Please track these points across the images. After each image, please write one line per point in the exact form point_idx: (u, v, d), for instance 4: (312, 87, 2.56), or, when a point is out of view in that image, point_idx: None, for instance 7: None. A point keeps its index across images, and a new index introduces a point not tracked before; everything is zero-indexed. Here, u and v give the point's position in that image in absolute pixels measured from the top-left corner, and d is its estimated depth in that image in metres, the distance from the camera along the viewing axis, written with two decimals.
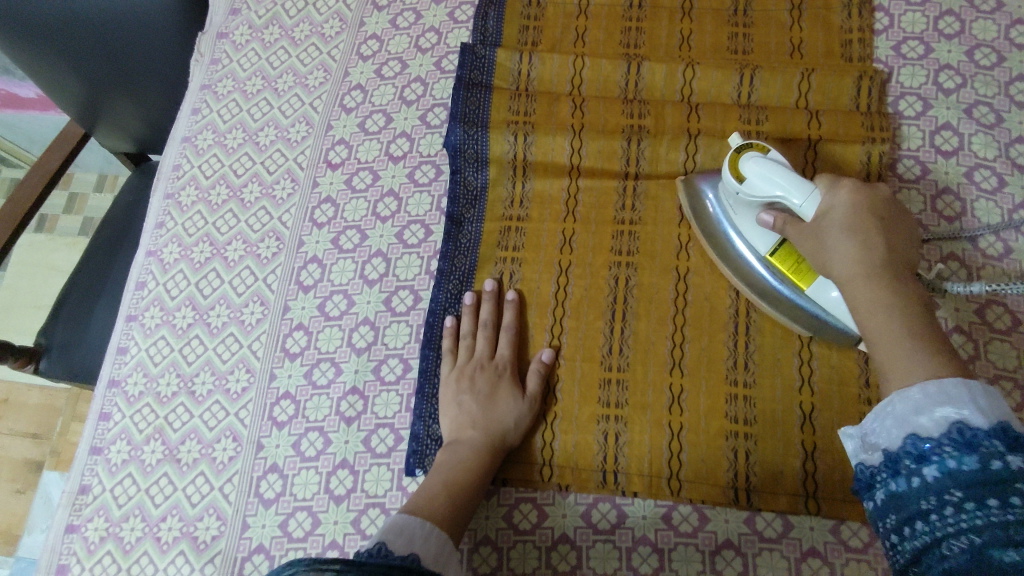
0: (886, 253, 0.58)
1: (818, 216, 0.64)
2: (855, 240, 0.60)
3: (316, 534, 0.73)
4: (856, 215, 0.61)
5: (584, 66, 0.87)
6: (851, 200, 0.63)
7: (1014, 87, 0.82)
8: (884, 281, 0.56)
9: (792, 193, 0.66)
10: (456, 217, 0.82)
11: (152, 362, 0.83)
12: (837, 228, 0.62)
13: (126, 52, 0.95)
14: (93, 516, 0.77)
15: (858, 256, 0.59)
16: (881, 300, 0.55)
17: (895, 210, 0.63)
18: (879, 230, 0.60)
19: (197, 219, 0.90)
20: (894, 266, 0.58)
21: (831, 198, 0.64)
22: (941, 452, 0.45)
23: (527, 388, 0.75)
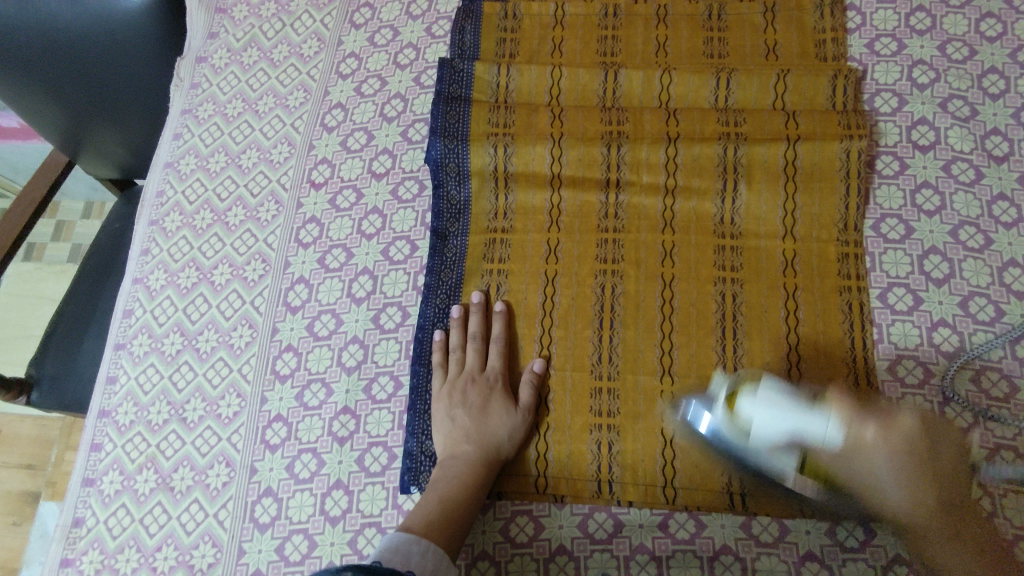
0: (935, 487, 0.59)
1: (852, 455, 0.60)
2: (913, 490, 0.59)
3: (313, 556, 0.72)
4: (901, 457, 0.59)
5: (562, 76, 0.87)
6: (883, 433, 0.60)
7: (986, 79, 0.83)
8: (945, 526, 0.59)
9: (801, 421, 0.61)
10: (441, 231, 0.83)
11: (142, 390, 0.83)
12: (885, 467, 0.59)
13: (108, 75, 0.94)
14: (88, 548, 0.77)
15: (917, 507, 0.59)
16: (955, 552, 0.58)
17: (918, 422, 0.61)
18: (922, 465, 0.59)
19: (182, 244, 0.90)
20: (948, 504, 0.59)
21: (860, 440, 0.60)
22: None
23: (519, 401, 0.75)
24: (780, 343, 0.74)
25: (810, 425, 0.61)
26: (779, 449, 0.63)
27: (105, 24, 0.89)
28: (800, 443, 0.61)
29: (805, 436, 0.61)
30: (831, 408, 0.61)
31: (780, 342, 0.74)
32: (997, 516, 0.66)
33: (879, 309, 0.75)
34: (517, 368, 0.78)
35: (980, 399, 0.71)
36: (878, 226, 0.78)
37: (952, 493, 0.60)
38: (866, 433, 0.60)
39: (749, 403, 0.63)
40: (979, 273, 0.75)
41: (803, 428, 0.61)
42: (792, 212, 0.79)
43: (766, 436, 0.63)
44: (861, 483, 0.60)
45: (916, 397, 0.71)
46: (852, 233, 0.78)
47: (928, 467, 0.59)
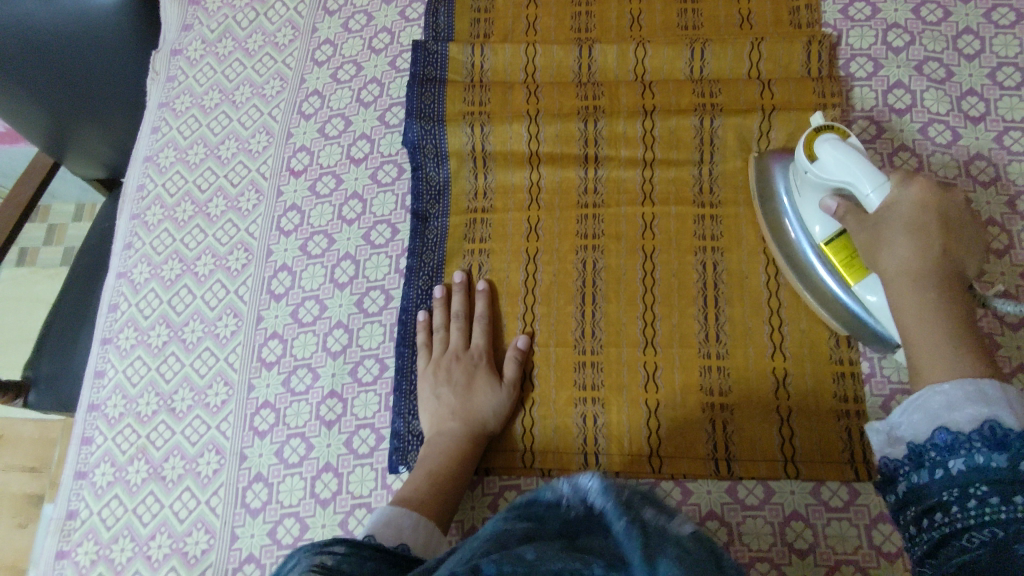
0: (948, 276, 0.59)
1: (883, 207, 0.62)
2: (923, 251, 0.60)
3: (306, 539, 0.73)
4: (927, 220, 0.60)
5: (536, 53, 0.87)
6: (921, 194, 0.61)
7: (961, 40, 0.83)
8: (934, 293, 0.58)
9: (858, 178, 0.64)
10: (421, 213, 0.83)
11: (130, 383, 0.83)
12: (906, 226, 0.61)
13: (94, 74, 0.96)
14: (83, 540, 0.77)
15: (917, 261, 0.59)
16: (930, 310, 0.57)
17: (961, 211, 0.62)
18: (946, 243, 0.60)
19: (165, 236, 0.90)
20: (952, 281, 0.59)
21: (901, 193, 0.62)
22: (970, 446, 0.49)
23: (505, 376, 0.75)
24: (762, 309, 0.75)
25: (854, 185, 0.64)
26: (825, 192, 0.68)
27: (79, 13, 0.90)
28: (839, 194, 0.66)
29: (848, 191, 0.65)
30: (890, 175, 0.63)
31: (762, 308, 0.75)
32: None
33: None
34: (500, 346, 0.78)
35: None
36: None
37: (957, 278, 0.59)
38: (905, 182, 0.62)
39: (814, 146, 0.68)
40: None
41: (849, 185, 0.65)
42: None
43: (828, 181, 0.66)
44: (878, 244, 0.62)
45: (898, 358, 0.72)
46: None
47: (945, 233, 0.60)
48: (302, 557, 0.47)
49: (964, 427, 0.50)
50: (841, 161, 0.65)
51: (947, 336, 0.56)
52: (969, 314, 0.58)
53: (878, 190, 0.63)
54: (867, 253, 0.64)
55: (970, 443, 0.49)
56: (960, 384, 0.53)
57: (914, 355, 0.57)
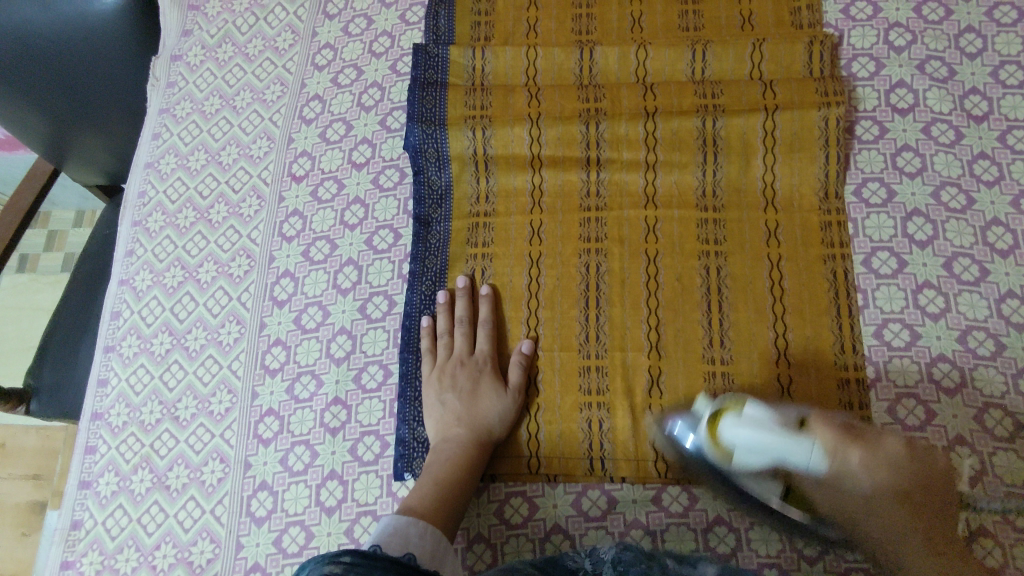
0: (921, 523, 0.57)
1: (830, 483, 0.58)
2: (897, 518, 0.57)
3: (311, 547, 0.73)
4: (885, 489, 0.56)
5: (537, 56, 0.87)
6: (868, 464, 0.56)
7: (963, 39, 0.83)
8: (928, 560, 0.57)
9: (790, 455, 0.58)
10: (423, 218, 0.83)
11: (134, 391, 0.83)
12: (866, 501, 0.57)
13: (94, 89, 0.96)
14: (87, 550, 0.77)
15: (891, 530, 0.58)
16: None
17: (904, 450, 0.57)
18: (909, 498, 0.57)
19: (167, 243, 0.90)
20: (927, 523, 0.57)
21: (843, 469, 0.56)
22: None
23: (509, 382, 0.75)
24: (766, 313, 0.74)
25: (789, 458, 0.58)
26: (755, 467, 0.62)
27: (81, 28, 0.89)
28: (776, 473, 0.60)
29: (781, 464, 0.59)
30: (815, 434, 0.57)
31: (767, 312, 0.74)
32: (985, 474, 0.67)
33: (864, 274, 0.75)
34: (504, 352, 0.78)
35: (967, 358, 0.71)
36: (860, 190, 0.78)
37: (928, 512, 0.57)
38: (849, 458, 0.56)
39: (731, 427, 0.63)
40: (962, 234, 0.75)
41: (782, 459, 0.59)
42: (771, 183, 0.79)
43: (756, 459, 0.61)
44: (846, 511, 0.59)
45: (904, 359, 0.71)
46: (833, 202, 0.78)
47: (905, 485, 0.56)
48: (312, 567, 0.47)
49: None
50: (766, 440, 0.60)
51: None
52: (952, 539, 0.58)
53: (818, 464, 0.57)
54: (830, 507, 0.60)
55: None
56: None
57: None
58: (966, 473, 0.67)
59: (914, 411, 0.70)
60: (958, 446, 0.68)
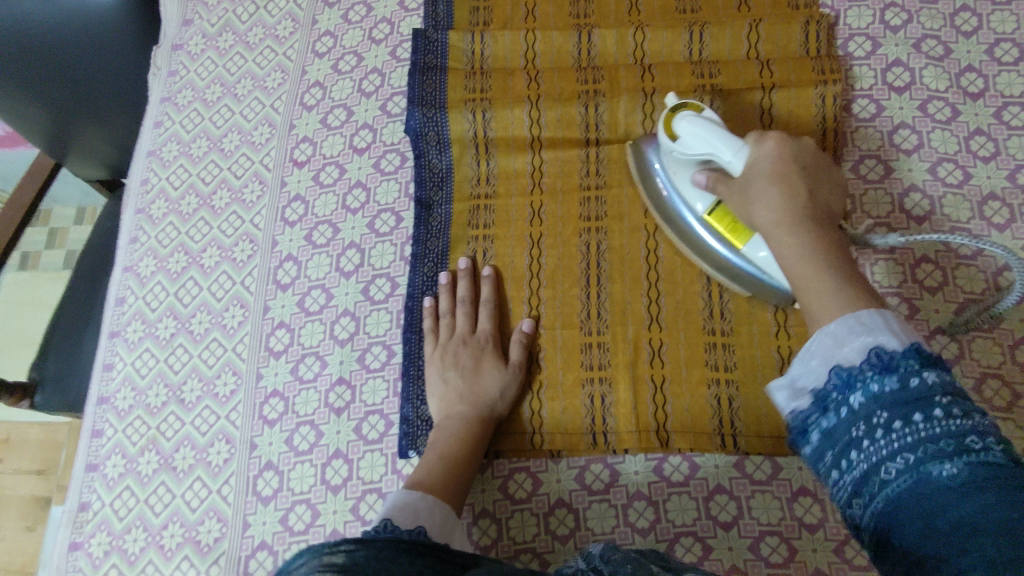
0: (810, 208, 0.61)
1: (749, 169, 0.65)
2: (789, 198, 0.61)
3: (317, 524, 0.73)
4: (784, 167, 0.62)
5: (536, 40, 0.88)
6: (777, 149, 0.64)
7: (959, 17, 0.83)
8: (809, 237, 0.58)
9: (721, 146, 0.68)
10: (425, 200, 0.83)
11: (139, 375, 0.84)
12: (769, 182, 0.63)
13: (89, 85, 0.97)
14: (96, 531, 0.78)
15: (787, 210, 0.60)
16: (811, 260, 0.56)
17: (817, 160, 0.65)
18: (806, 180, 0.62)
19: (170, 229, 0.91)
20: (815, 214, 0.60)
21: (758, 152, 0.65)
22: (863, 376, 0.46)
23: (510, 359, 0.75)
24: None
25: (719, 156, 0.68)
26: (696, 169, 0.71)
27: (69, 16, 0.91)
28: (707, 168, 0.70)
29: (716, 159, 0.69)
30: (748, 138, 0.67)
31: None
32: None
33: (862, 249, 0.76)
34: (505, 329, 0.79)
35: (966, 329, 0.72)
36: (857, 167, 0.79)
37: (823, 209, 0.61)
38: (764, 139, 0.65)
39: (679, 122, 0.71)
40: (959, 208, 0.76)
41: (714, 156, 0.69)
42: None
43: (693, 155, 0.71)
44: (751, 201, 0.64)
45: None
46: None
47: (805, 176, 0.63)
48: (308, 558, 0.44)
49: (853, 356, 0.47)
50: (708, 125, 0.69)
51: (811, 260, 0.56)
52: (843, 250, 0.57)
53: (739, 157, 0.66)
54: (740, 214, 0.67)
55: (863, 372, 0.46)
56: (842, 319, 0.50)
57: (813, 318, 0.53)
58: None
59: None
60: None
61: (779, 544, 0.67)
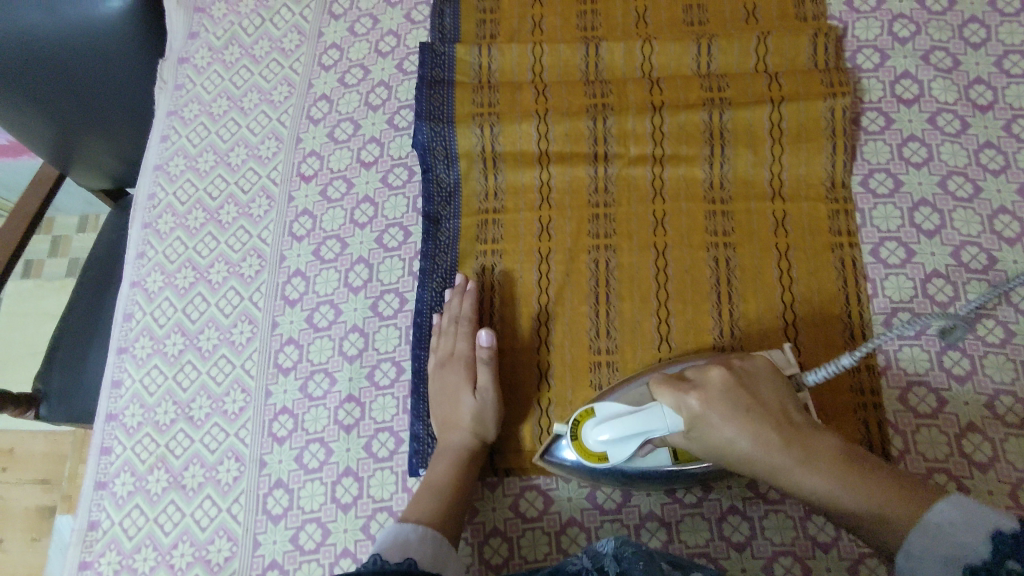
0: (783, 433, 0.58)
1: (693, 428, 0.61)
2: (759, 437, 0.58)
3: (328, 544, 0.73)
4: (725, 408, 0.59)
5: (543, 53, 0.87)
6: (705, 400, 0.59)
7: (967, 29, 0.83)
8: (818, 469, 0.56)
9: (652, 430, 0.62)
10: (433, 215, 0.83)
11: (148, 392, 0.84)
12: (735, 431, 0.58)
13: (99, 103, 0.97)
14: (105, 550, 0.78)
15: (769, 451, 0.58)
16: (828, 483, 0.56)
17: (740, 384, 0.61)
18: (753, 405, 0.59)
19: (177, 245, 0.90)
20: (789, 433, 0.58)
21: (691, 415, 0.60)
22: None
23: (478, 382, 0.73)
24: (775, 305, 0.75)
25: (654, 432, 0.62)
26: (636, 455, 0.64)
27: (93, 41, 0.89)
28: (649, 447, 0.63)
29: (652, 439, 0.62)
30: (660, 399, 0.62)
31: (775, 304, 0.75)
32: (998, 462, 0.68)
33: (872, 264, 0.75)
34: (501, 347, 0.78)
35: (977, 346, 0.71)
36: (867, 181, 0.79)
37: (784, 418, 0.59)
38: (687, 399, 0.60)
39: (589, 435, 0.65)
40: (969, 222, 0.76)
41: (648, 434, 0.62)
42: (779, 173, 0.79)
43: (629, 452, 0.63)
44: (720, 445, 0.60)
45: (914, 347, 0.72)
46: (840, 191, 0.78)
47: (750, 405, 0.59)
48: None
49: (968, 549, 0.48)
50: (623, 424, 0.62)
51: (845, 496, 0.55)
52: (839, 448, 0.57)
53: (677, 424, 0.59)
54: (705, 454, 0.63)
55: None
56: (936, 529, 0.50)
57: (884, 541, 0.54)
58: (978, 460, 0.68)
59: (926, 399, 0.70)
60: (969, 433, 0.69)
61: (793, 564, 0.67)
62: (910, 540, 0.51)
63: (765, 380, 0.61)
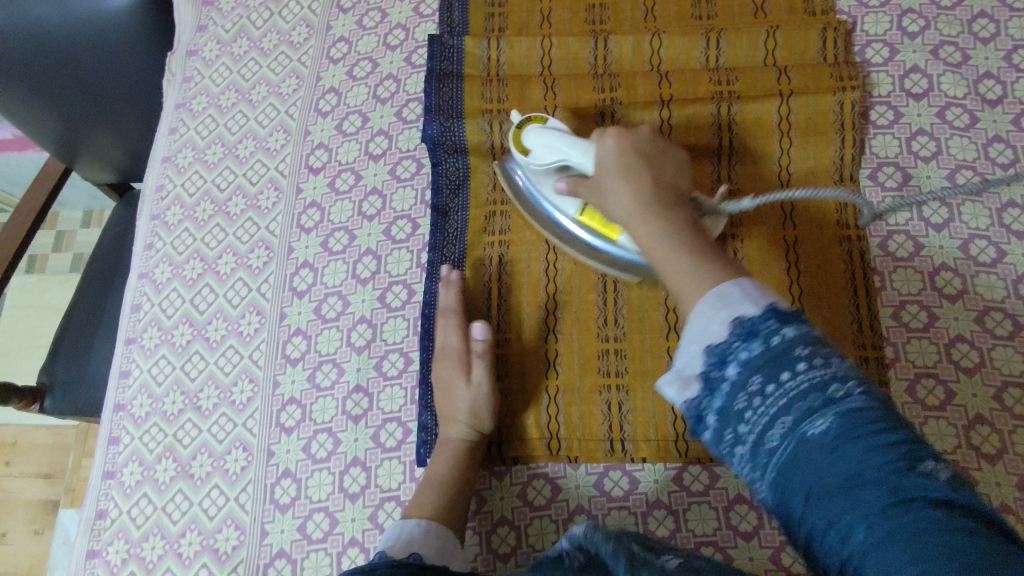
0: (657, 190, 0.58)
1: (597, 166, 0.63)
2: (634, 185, 0.58)
3: (336, 533, 0.73)
4: (623, 154, 0.61)
5: (552, 46, 0.87)
6: (616, 140, 0.62)
7: (977, 24, 0.83)
8: (658, 219, 0.55)
9: (570, 156, 0.67)
10: (441, 207, 0.83)
11: (156, 382, 0.84)
12: (617, 176, 0.60)
13: (106, 95, 0.97)
14: (113, 539, 0.78)
15: (634, 196, 0.57)
16: (660, 235, 0.54)
17: (659, 147, 0.63)
18: (646, 163, 0.61)
19: (186, 236, 0.91)
20: (663, 197, 0.57)
21: (601, 148, 0.63)
22: (732, 349, 0.43)
23: (473, 374, 0.74)
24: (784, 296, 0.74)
25: (572, 160, 0.67)
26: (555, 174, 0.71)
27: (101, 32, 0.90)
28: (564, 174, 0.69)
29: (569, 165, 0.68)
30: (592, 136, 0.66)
31: (784, 294, 0.75)
32: (1006, 453, 0.68)
33: (880, 257, 0.76)
34: (506, 339, 0.78)
35: (986, 338, 0.71)
36: (875, 174, 0.79)
37: (668, 189, 0.59)
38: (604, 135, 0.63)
39: (529, 134, 0.71)
40: (978, 216, 0.76)
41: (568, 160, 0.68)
42: (787, 166, 0.80)
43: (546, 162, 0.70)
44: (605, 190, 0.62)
45: (922, 340, 0.72)
46: (849, 184, 0.78)
47: (643, 161, 0.61)
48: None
49: (720, 329, 0.44)
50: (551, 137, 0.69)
51: (665, 243, 0.53)
52: (692, 224, 0.55)
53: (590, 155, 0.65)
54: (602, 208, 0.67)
55: (731, 345, 0.43)
56: (710, 300, 0.46)
57: (680, 300, 0.50)
58: (987, 452, 0.68)
59: (934, 390, 0.70)
60: (978, 424, 0.69)
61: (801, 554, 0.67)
62: (700, 296, 0.48)
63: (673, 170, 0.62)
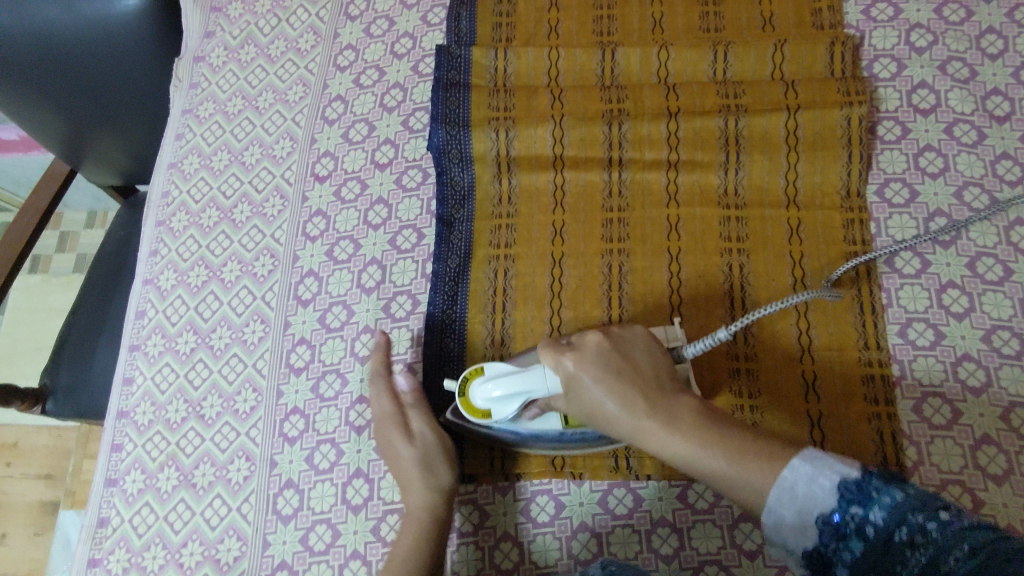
0: (652, 395, 0.60)
1: (574, 390, 0.62)
2: (630, 400, 0.60)
3: (338, 545, 0.73)
4: (601, 374, 0.61)
5: (559, 57, 0.87)
6: (580, 365, 0.61)
7: (985, 39, 0.83)
8: (682, 429, 0.57)
9: (531, 390, 0.65)
10: (446, 218, 0.83)
11: (159, 390, 0.84)
12: (604, 394, 0.61)
13: (115, 103, 0.97)
14: (115, 547, 0.78)
15: (637, 413, 0.59)
16: (689, 446, 0.56)
17: (621, 344, 0.63)
18: (625, 374, 0.61)
19: (191, 243, 0.90)
20: (658, 402, 0.59)
21: (570, 378, 0.62)
22: (835, 547, 0.50)
23: (412, 430, 0.73)
24: (789, 312, 0.74)
25: (534, 392, 0.65)
26: (521, 412, 0.68)
27: (115, 44, 0.90)
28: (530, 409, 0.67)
29: (531, 400, 0.66)
30: (540, 363, 0.65)
31: (790, 310, 0.74)
32: (1013, 474, 0.67)
33: (887, 274, 0.75)
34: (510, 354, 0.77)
35: (992, 357, 0.71)
36: (883, 190, 0.78)
37: (655, 384, 0.61)
38: (562, 357, 0.62)
39: (477, 391, 0.68)
40: (985, 233, 0.75)
41: (530, 395, 0.66)
42: (794, 181, 0.79)
43: (508, 410, 0.67)
44: (595, 409, 0.62)
45: (928, 358, 0.72)
46: (856, 200, 0.78)
47: (617, 371, 0.61)
48: None
49: (806, 522, 0.51)
50: (504, 385, 0.66)
51: (703, 451, 0.56)
52: (704, 412, 0.58)
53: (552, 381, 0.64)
54: (586, 420, 0.66)
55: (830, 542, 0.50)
56: (784, 488, 0.52)
57: (749, 502, 0.54)
58: (993, 473, 0.68)
59: (941, 410, 0.70)
60: (984, 444, 0.69)
61: None
62: (766, 493, 0.52)
63: (645, 356, 0.63)
